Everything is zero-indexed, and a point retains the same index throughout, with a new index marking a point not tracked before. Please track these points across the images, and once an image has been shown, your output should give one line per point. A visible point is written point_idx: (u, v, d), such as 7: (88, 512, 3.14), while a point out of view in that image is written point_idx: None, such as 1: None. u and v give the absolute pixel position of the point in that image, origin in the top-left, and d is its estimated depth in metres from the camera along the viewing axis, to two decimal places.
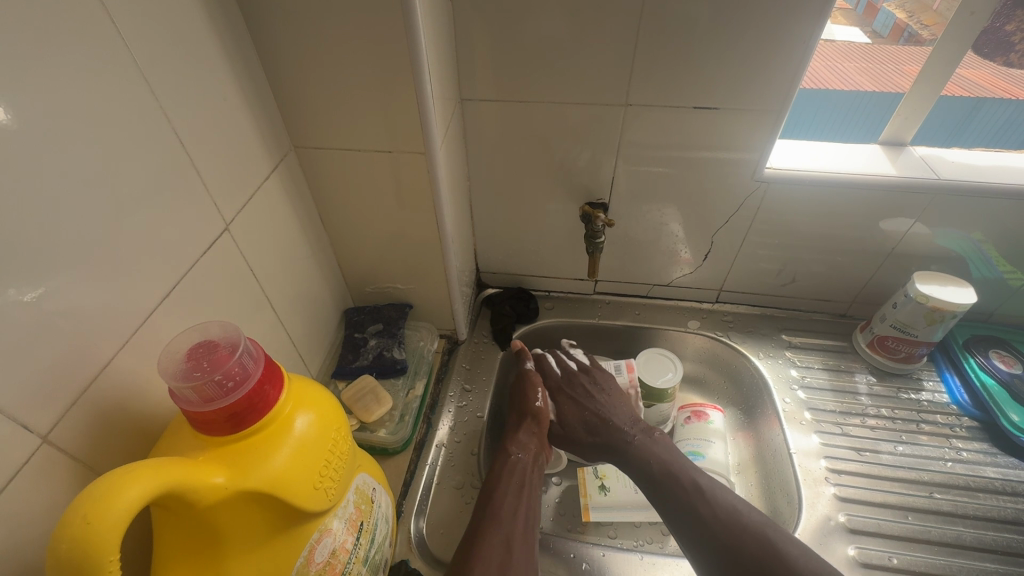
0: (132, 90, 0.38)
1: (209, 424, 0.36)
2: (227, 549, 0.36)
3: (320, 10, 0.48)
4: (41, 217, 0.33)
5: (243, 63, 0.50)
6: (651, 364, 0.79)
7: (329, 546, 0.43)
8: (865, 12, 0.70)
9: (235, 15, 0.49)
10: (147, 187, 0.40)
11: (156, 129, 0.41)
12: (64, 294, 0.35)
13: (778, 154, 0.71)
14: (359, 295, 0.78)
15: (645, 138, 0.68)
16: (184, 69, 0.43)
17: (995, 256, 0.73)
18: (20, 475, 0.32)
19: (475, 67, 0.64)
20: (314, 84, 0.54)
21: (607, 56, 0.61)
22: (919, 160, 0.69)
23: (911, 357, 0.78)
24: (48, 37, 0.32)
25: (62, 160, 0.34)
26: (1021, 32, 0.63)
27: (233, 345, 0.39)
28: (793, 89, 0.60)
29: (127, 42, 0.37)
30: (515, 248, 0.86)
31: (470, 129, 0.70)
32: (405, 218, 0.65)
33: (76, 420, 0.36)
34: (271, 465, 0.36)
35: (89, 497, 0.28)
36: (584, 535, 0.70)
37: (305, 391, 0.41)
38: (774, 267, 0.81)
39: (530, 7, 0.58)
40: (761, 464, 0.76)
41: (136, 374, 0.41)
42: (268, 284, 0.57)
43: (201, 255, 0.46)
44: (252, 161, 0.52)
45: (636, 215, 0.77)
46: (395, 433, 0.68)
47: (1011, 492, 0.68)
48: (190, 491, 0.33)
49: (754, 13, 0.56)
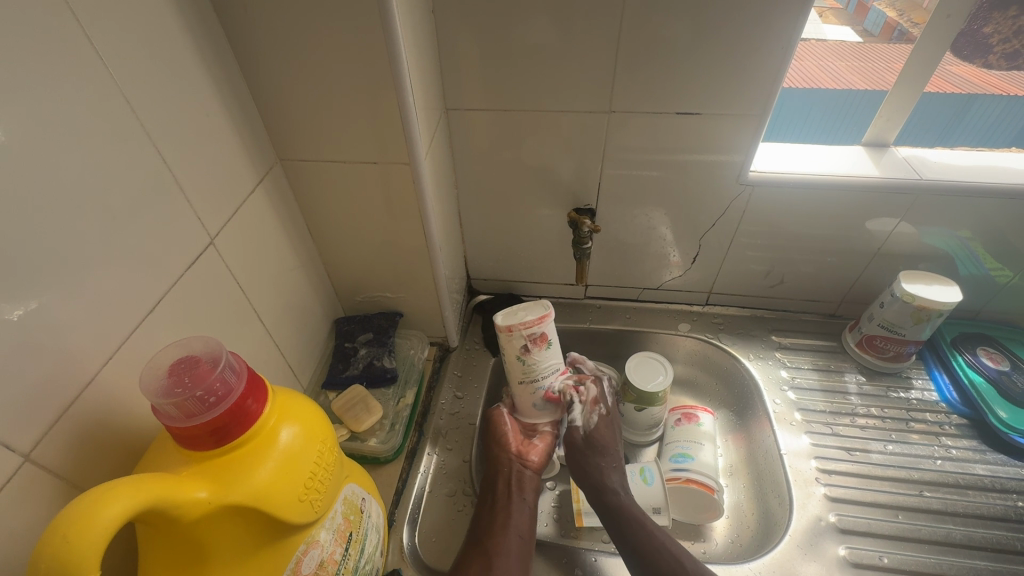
0: (112, 106, 0.39)
1: (193, 439, 0.36)
2: (212, 563, 0.36)
3: (301, 24, 0.49)
4: (23, 233, 0.33)
5: (226, 77, 0.51)
6: (641, 369, 0.78)
7: (316, 558, 0.43)
8: (856, 11, 0.71)
9: (218, 29, 0.49)
10: (129, 202, 0.41)
11: (137, 146, 0.41)
12: (46, 312, 0.35)
13: (762, 158, 0.71)
14: (349, 304, 0.78)
15: (629, 143, 0.68)
16: (164, 85, 0.43)
17: (982, 254, 0.73)
18: (2, 494, 0.33)
19: (459, 76, 0.65)
20: (297, 96, 0.54)
21: (589, 62, 0.61)
22: (902, 160, 0.70)
23: (900, 356, 0.78)
24: (26, 60, 0.33)
25: (42, 178, 0.34)
26: (999, 34, 0.63)
27: (215, 359, 0.39)
28: (773, 93, 0.61)
29: (106, 59, 0.38)
30: (505, 255, 0.86)
31: (456, 138, 0.71)
32: (393, 228, 0.66)
33: (59, 436, 0.36)
34: (255, 479, 0.37)
35: (69, 516, 0.28)
36: (577, 540, 0.69)
37: (289, 402, 0.42)
38: (762, 269, 0.82)
39: (511, 17, 0.59)
40: (753, 465, 0.76)
41: (120, 391, 0.41)
42: (255, 297, 0.57)
43: (186, 269, 0.47)
44: (236, 174, 0.53)
45: (623, 219, 0.78)
46: (386, 442, 0.68)
47: (1000, 489, 0.68)
48: (172, 507, 0.33)
49: (732, 19, 0.56)
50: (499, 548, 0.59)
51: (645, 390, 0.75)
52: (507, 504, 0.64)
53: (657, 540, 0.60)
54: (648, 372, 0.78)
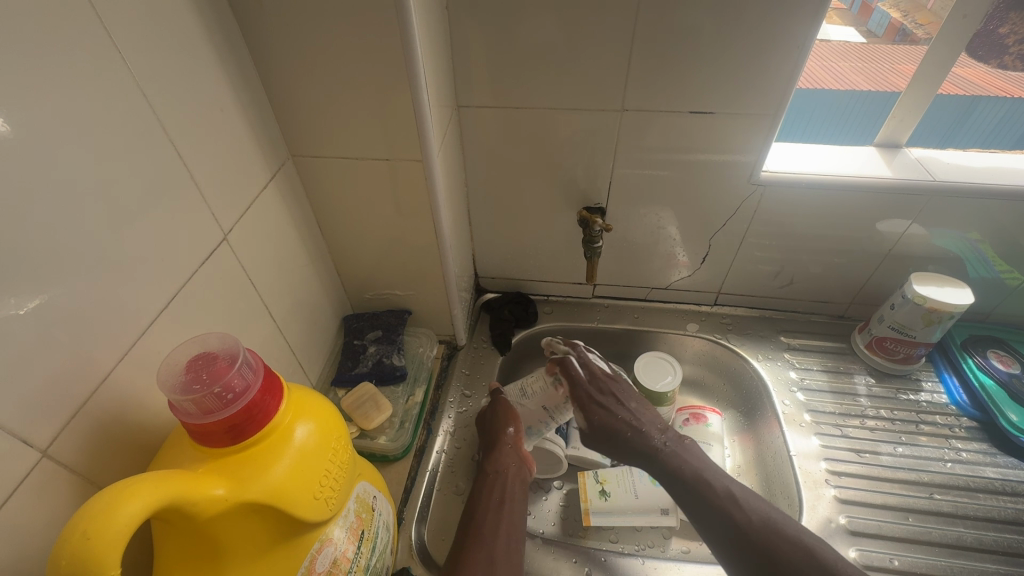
0: (127, 100, 0.38)
1: (211, 435, 0.36)
2: (228, 559, 0.36)
3: (315, 18, 0.48)
4: (39, 228, 0.33)
5: (239, 72, 0.50)
6: (651, 368, 0.78)
7: (329, 556, 0.43)
8: (860, 12, 0.69)
9: (232, 24, 0.49)
10: (143, 197, 0.40)
11: (153, 141, 0.41)
12: (62, 306, 0.35)
13: (774, 158, 0.71)
14: (357, 301, 0.78)
15: (642, 141, 0.68)
16: (180, 79, 0.43)
17: (991, 255, 0.73)
18: (20, 488, 0.32)
19: (472, 74, 0.64)
20: (310, 92, 0.54)
21: (603, 59, 0.61)
22: (914, 162, 0.70)
23: (909, 358, 0.78)
24: (45, 52, 0.32)
25: (59, 172, 0.34)
26: (1015, 35, 0.63)
27: (231, 356, 0.39)
28: (787, 93, 0.61)
29: (122, 52, 0.37)
30: (513, 254, 0.86)
31: (467, 136, 0.71)
32: (404, 225, 0.65)
33: (75, 432, 0.36)
34: (271, 476, 0.36)
35: (90, 513, 0.28)
36: (584, 541, 0.70)
37: (304, 400, 0.41)
38: (772, 269, 0.81)
39: (525, 13, 0.58)
40: (762, 466, 0.76)
41: (135, 386, 0.40)
42: (266, 293, 0.57)
43: (199, 265, 0.46)
44: (249, 170, 0.53)
45: (633, 219, 0.77)
46: (395, 440, 0.67)
47: (1011, 492, 0.68)
48: (190, 503, 0.33)
49: (748, 17, 0.56)
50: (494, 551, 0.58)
51: (654, 390, 0.75)
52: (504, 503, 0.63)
53: (705, 482, 0.62)
54: (657, 372, 0.78)
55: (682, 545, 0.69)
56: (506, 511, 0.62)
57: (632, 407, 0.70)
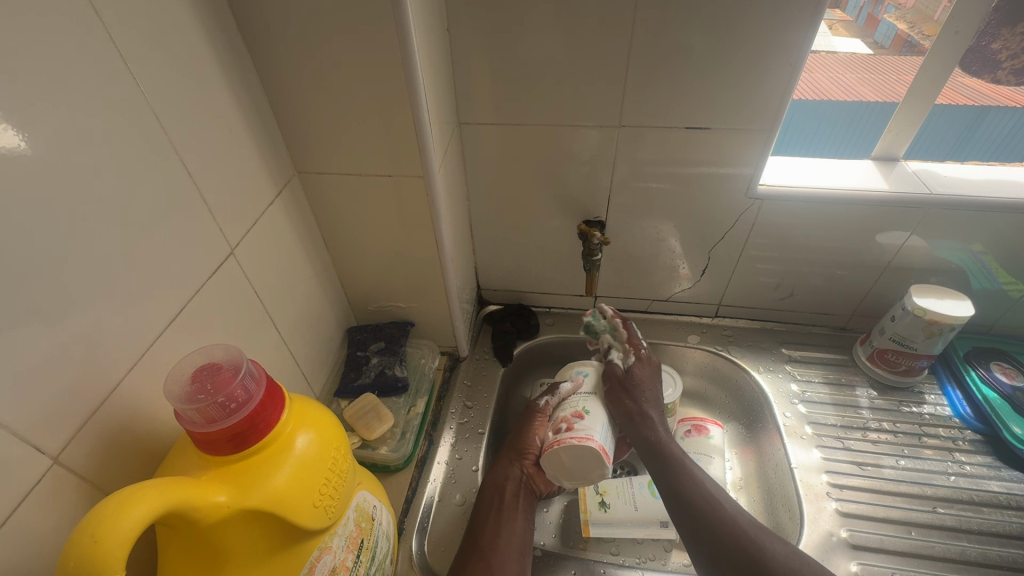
0: (141, 122, 0.40)
1: (214, 443, 0.37)
2: (229, 564, 0.37)
3: (320, 42, 0.51)
4: (54, 241, 0.35)
5: (248, 93, 0.53)
6: (581, 463, 0.62)
7: (329, 564, 0.44)
8: (866, 24, 0.71)
9: (241, 48, 0.51)
10: (153, 212, 0.42)
11: (164, 160, 0.43)
12: (77, 318, 0.36)
13: (771, 172, 0.72)
14: (361, 313, 0.79)
15: (640, 155, 0.69)
16: (190, 101, 0.45)
17: (995, 267, 0.73)
18: (32, 494, 0.34)
19: (473, 93, 0.66)
20: (316, 112, 0.56)
21: (599, 77, 0.63)
22: (912, 175, 0.70)
23: (911, 370, 0.77)
24: (64, 80, 0.35)
25: (76, 190, 0.36)
26: (1009, 50, 0.62)
27: (235, 366, 0.40)
28: (781, 108, 0.62)
29: (135, 75, 0.40)
30: (515, 266, 0.87)
31: (468, 151, 0.72)
32: (408, 238, 0.67)
33: (86, 440, 0.37)
34: (272, 484, 0.37)
35: (97, 516, 0.29)
36: (585, 552, 0.69)
37: (305, 410, 0.43)
38: (772, 281, 0.82)
39: (524, 33, 0.60)
40: (764, 480, 0.76)
41: (142, 397, 0.42)
42: (271, 306, 0.59)
43: (206, 279, 0.48)
44: (255, 187, 0.55)
45: (634, 232, 0.78)
46: (396, 450, 0.68)
47: (1016, 506, 0.67)
48: (192, 509, 0.34)
49: (739, 36, 0.58)
50: (502, 558, 0.59)
51: None
52: (511, 510, 0.64)
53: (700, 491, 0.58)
54: (585, 464, 0.62)
55: (683, 558, 0.69)
56: (507, 516, 0.63)
57: (653, 404, 0.67)
